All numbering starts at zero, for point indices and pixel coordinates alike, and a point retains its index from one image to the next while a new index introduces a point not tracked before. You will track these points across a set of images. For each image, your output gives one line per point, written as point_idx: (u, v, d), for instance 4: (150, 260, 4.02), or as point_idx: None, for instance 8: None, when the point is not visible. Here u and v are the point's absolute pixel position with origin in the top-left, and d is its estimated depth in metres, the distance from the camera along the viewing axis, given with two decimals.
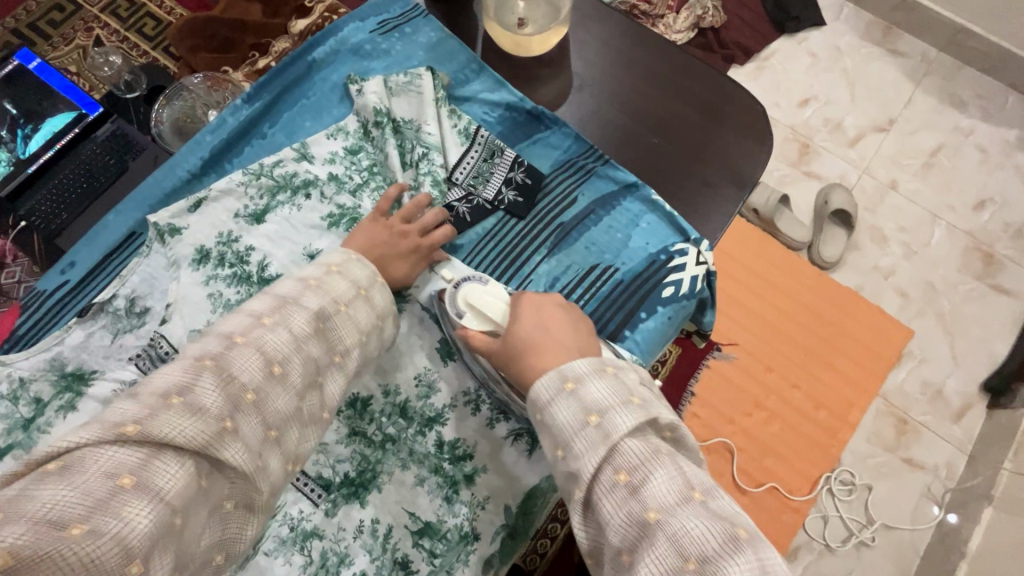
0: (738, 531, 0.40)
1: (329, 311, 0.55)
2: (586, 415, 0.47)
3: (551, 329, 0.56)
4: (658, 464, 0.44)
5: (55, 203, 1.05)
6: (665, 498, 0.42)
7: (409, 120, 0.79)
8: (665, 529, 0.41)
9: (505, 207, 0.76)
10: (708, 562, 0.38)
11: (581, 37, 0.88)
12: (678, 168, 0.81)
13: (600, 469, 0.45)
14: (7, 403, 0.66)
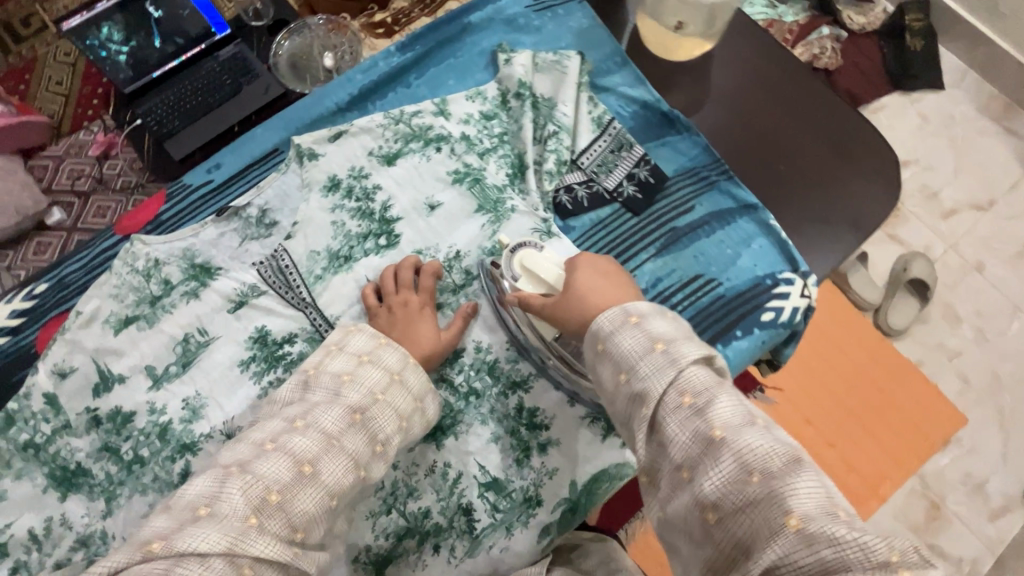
0: (799, 453, 0.41)
1: (365, 404, 0.56)
2: (652, 341, 0.47)
3: (607, 286, 0.56)
4: (721, 390, 0.44)
5: (170, 110, 1.13)
6: (704, 387, 0.44)
7: (548, 97, 0.81)
8: (732, 448, 0.41)
9: (623, 200, 0.78)
10: (774, 477, 0.39)
11: (726, 52, 0.88)
12: (797, 200, 0.81)
13: (666, 391, 0.45)
14: (141, 278, 0.73)
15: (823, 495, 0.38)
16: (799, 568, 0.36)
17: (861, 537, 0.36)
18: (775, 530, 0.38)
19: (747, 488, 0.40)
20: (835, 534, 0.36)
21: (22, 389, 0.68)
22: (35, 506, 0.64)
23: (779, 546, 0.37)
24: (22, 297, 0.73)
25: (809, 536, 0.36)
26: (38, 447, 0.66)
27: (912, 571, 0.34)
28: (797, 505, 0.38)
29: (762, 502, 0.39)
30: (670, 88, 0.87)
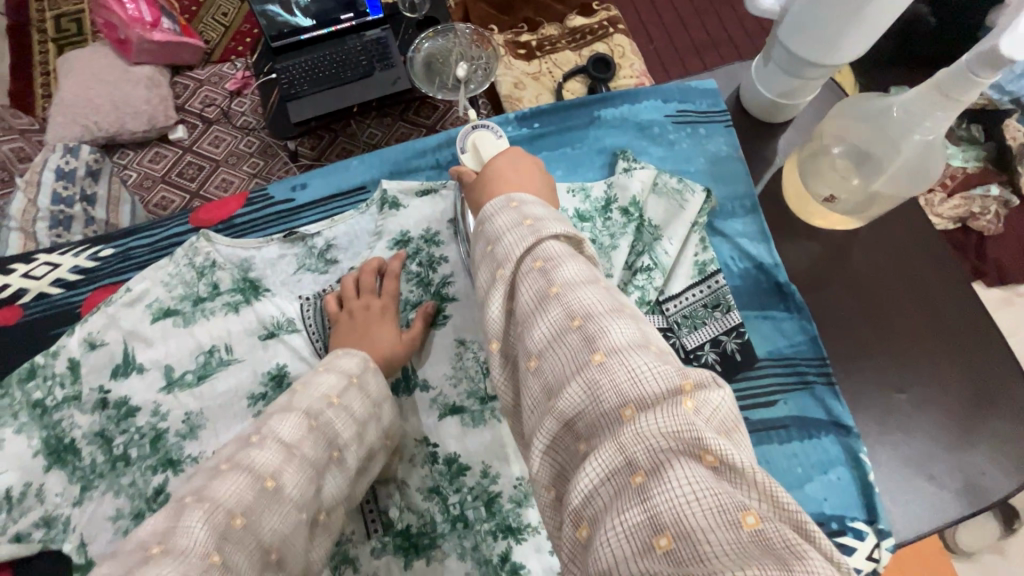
0: (624, 308, 0.38)
1: (317, 408, 0.53)
2: (522, 217, 0.43)
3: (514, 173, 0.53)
4: (572, 258, 0.41)
5: (304, 75, 1.32)
6: (572, 277, 0.39)
7: (655, 225, 0.72)
8: (563, 301, 0.38)
9: (698, 366, 0.68)
10: (591, 322, 0.36)
11: (875, 231, 0.76)
12: (900, 435, 0.68)
13: (519, 258, 0.41)
14: (194, 275, 0.73)
15: (638, 335, 0.36)
16: (601, 401, 0.33)
17: (654, 367, 0.33)
18: (581, 367, 0.35)
19: (569, 333, 0.36)
20: (636, 367, 0.33)
21: (55, 346, 0.70)
22: (20, 468, 0.63)
23: (588, 389, 0.34)
24: (87, 254, 0.75)
25: (611, 372, 0.33)
26: (46, 409, 0.66)
27: (696, 397, 0.32)
28: (607, 342, 0.35)
29: (574, 347, 0.36)
30: (794, 251, 0.76)
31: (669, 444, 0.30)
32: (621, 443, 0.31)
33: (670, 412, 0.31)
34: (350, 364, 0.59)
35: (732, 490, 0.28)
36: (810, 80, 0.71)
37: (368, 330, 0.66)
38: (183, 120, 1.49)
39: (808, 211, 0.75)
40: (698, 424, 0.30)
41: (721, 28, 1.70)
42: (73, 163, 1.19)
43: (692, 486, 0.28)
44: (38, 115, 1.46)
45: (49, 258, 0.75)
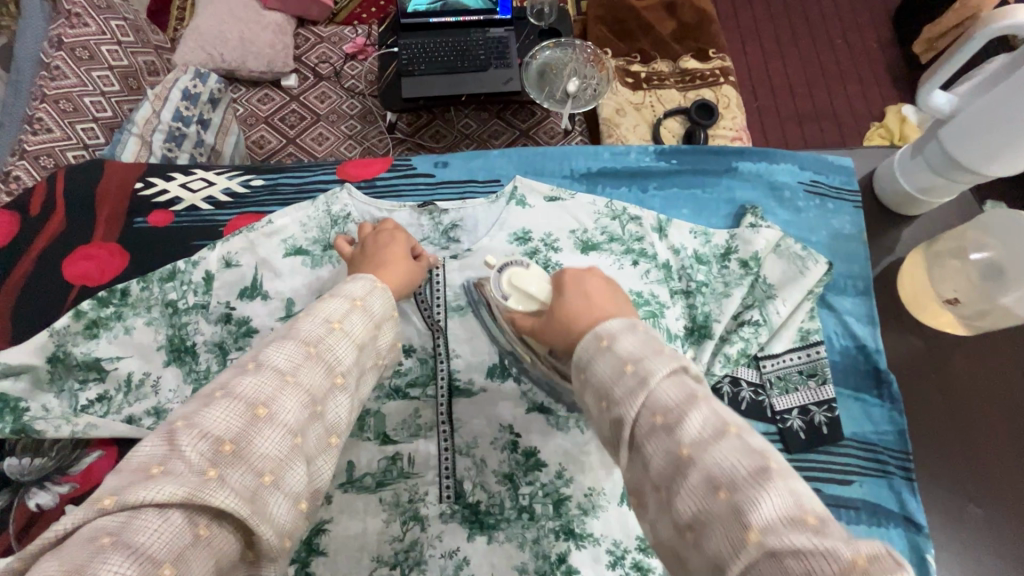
0: (769, 462, 0.33)
1: (318, 333, 0.48)
2: (597, 338, 0.41)
3: (586, 300, 0.48)
4: (674, 385, 0.37)
5: (423, 56, 1.38)
6: (699, 429, 0.34)
7: (770, 284, 0.74)
8: (662, 431, 0.35)
9: (783, 429, 0.70)
10: (738, 490, 0.31)
11: (987, 345, 0.76)
12: (972, 552, 0.68)
13: (636, 414, 0.37)
14: (328, 222, 0.78)
15: (796, 504, 0.30)
16: None
17: (826, 546, 0.28)
18: (737, 552, 0.30)
19: (711, 503, 0.32)
20: (800, 546, 0.28)
21: (195, 255, 0.75)
22: (143, 356, 0.71)
23: (688, 488, 0.33)
24: (240, 181, 0.82)
25: (780, 559, 0.28)
26: (177, 310, 0.73)
27: None
28: (759, 519, 0.30)
29: (683, 478, 0.34)
30: (898, 343, 0.76)
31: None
32: None
33: (807, 565, 0.27)
34: (355, 288, 0.53)
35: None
36: (950, 183, 0.73)
37: (382, 258, 0.63)
38: (296, 69, 1.57)
39: (922, 309, 0.76)
40: None
41: (827, 101, 1.71)
42: (199, 87, 1.24)
43: None
44: (169, 34, 1.56)
45: (205, 175, 0.82)
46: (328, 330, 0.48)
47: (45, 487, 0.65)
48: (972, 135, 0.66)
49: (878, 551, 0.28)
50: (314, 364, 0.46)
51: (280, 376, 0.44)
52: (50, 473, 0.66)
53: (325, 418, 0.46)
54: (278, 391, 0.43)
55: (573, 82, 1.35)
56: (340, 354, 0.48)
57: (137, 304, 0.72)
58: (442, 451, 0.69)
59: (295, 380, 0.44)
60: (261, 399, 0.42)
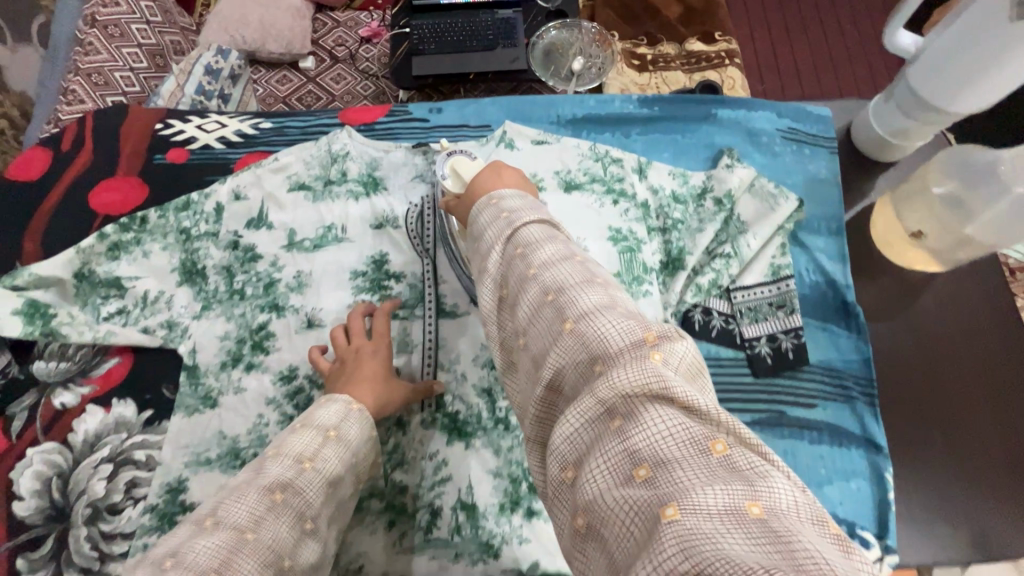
0: (594, 278, 0.41)
1: (290, 476, 0.52)
2: (500, 212, 0.48)
3: (494, 179, 0.55)
4: (550, 242, 0.44)
5: (432, 36, 1.44)
6: (548, 256, 0.42)
7: (742, 221, 0.77)
8: (539, 281, 0.41)
9: (750, 355, 0.73)
10: (563, 294, 0.39)
11: (959, 283, 0.78)
12: (931, 474, 0.70)
13: (502, 248, 0.45)
14: (328, 161, 0.84)
15: (606, 299, 0.39)
16: (575, 362, 0.36)
17: (617, 325, 0.36)
18: (556, 338, 0.38)
19: (544, 307, 0.40)
20: (603, 328, 0.36)
21: (208, 188, 0.82)
22: (159, 276, 0.77)
23: (529, 300, 0.41)
24: (250, 124, 0.88)
25: (586, 336, 0.36)
26: (189, 236, 0.79)
27: (660, 349, 0.34)
28: (576, 311, 0.38)
29: (549, 320, 0.39)
30: (873, 282, 0.79)
31: (639, 390, 0.32)
32: (593, 391, 0.34)
33: (635, 368, 0.33)
34: (327, 417, 0.58)
35: (696, 428, 0.31)
36: (924, 125, 0.75)
37: (356, 374, 0.65)
38: (314, 51, 1.64)
39: (891, 246, 0.79)
40: (665, 375, 0.32)
41: (834, 87, 1.71)
42: (221, 63, 1.31)
43: (666, 425, 0.31)
44: (196, 17, 1.65)
45: (219, 118, 0.89)
46: (299, 471, 0.52)
47: (69, 387, 0.72)
48: (939, 69, 0.69)
49: (687, 348, 0.35)
50: (278, 515, 0.49)
51: (238, 535, 0.47)
52: (74, 375, 0.73)
53: (297, 565, 0.50)
54: (231, 554, 0.45)
55: (577, 61, 1.39)
56: (309, 494, 0.52)
57: (154, 231, 0.79)
58: (425, 366, 0.74)
59: (254, 537, 0.47)
60: (213, 566, 0.44)
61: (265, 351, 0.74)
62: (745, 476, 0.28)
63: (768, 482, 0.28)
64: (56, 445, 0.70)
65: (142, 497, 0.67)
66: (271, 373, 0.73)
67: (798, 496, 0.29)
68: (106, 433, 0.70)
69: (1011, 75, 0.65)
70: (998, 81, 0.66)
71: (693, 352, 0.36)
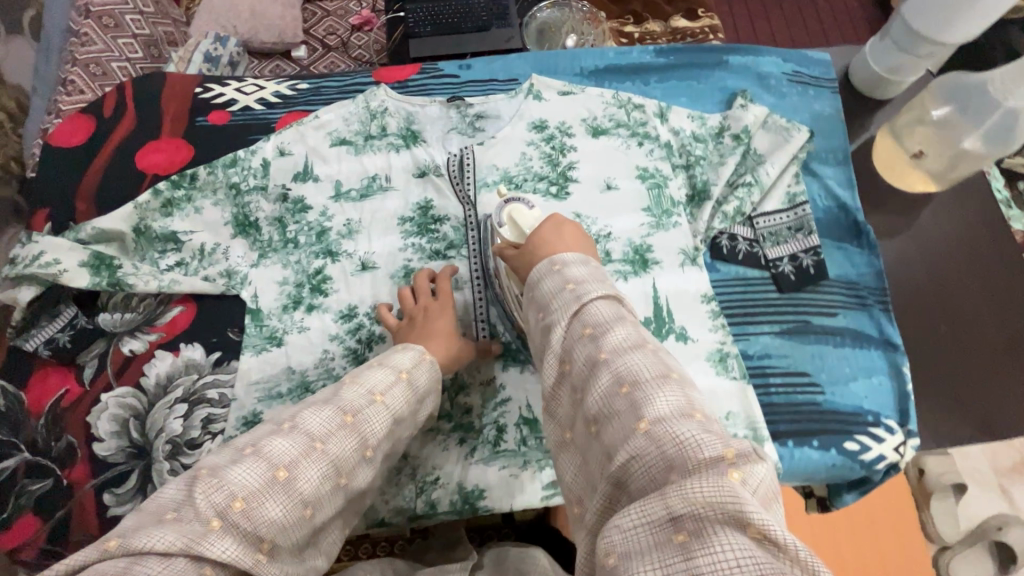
0: (671, 372, 0.42)
1: (361, 403, 0.49)
2: (564, 283, 0.49)
3: (558, 236, 0.59)
4: (620, 322, 0.45)
5: (427, 19, 1.45)
6: (619, 342, 0.43)
7: (759, 153, 0.84)
8: (611, 368, 0.42)
9: (775, 273, 0.80)
10: (638, 389, 0.40)
11: (954, 201, 0.86)
12: (942, 368, 0.78)
13: (569, 323, 0.47)
14: (367, 118, 0.88)
15: (684, 402, 0.40)
16: (646, 464, 0.37)
17: (699, 436, 0.37)
18: (628, 435, 0.39)
19: (615, 398, 0.41)
20: (680, 433, 0.37)
21: (253, 146, 0.85)
22: (213, 230, 0.80)
23: (602, 386, 0.42)
24: (286, 86, 0.91)
25: (661, 441, 0.37)
26: (240, 191, 0.82)
27: (740, 468, 0.35)
28: (652, 412, 0.39)
29: (623, 413, 0.40)
30: (880, 205, 0.86)
31: (715, 512, 0.32)
32: (663, 496, 0.34)
33: (712, 483, 0.33)
34: (403, 360, 0.56)
35: (773, 561, 0.30)
36: (916, 59, 0.83)
37: (429, 330, 0.68)
38: (305, 40, 1.57)
39: (894, 170, 0.87)
40: (743, 494, 0.32)
41: None
42: (220, 50, 1.35)
43: (735, 553, 0.31)
44: None
45: (255, 82, 0.92)
46: (369, 402, 0.50)
47: (138, 334, 0.75)
48: (928, 9, 0.77)
49: (765, 472, 0.36)
50: (347, 434, 0.47)
51: (309, 442, 0.45)
52: (140, 324, 0.75)
53: (351, 488, 0.48)
54: (302, 456, 0.44)
55: (569, 38, 1.44)
56: (372, 426, 0.49)
57: (204, 187, 0.82)
58: (477, 302, 0.77)
59: (323, 448, 0.45)
60: (283, 461, 0.43)
61: (324, 294, 0.78)
62: None
63: None
64: (130, 389, 0.72)
65: (219, 430, 0.70)
66: (332, 313, 0.77)
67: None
68: (177, 375, 0.73)
69: (988, 10, 0.74)
70: (978, 17, 0.75)
71: (771, 476, 0.36)
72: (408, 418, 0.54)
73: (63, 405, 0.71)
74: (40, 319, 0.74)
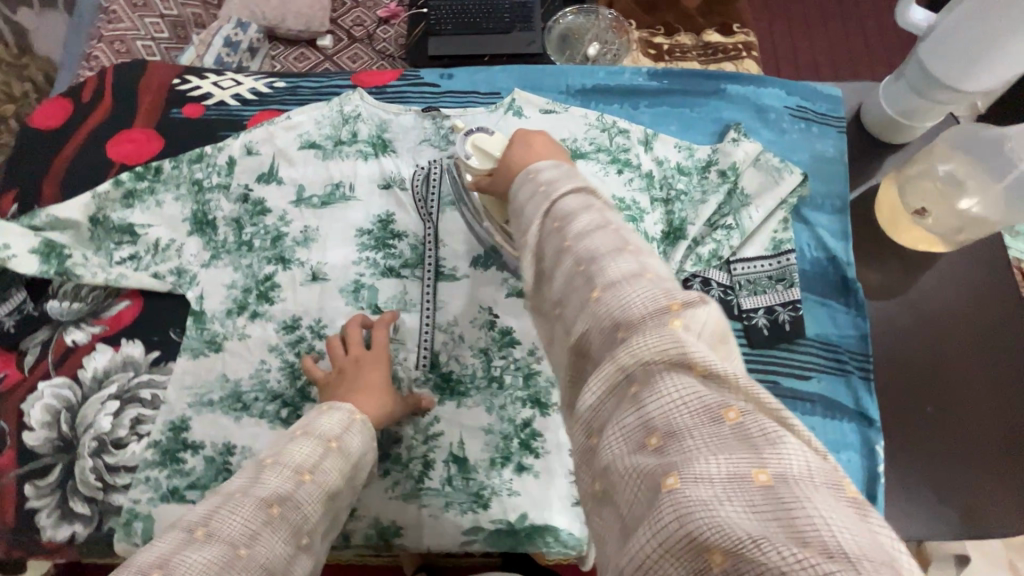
0: (625, 244, 0.37)
1: (285, 491, 0.47)
2: (536, 188, 0.43)
3: (531, 149, 0.52)
4: (586, 211, 0.39)
5: (449, 17, 1.41)
6: (583, 230, 0.38)
7: (747, 193, 0.78)
8: (571, 253, 0.37)
9: (747, 326, 0.74)
10: (593, 264, 0.35)
11: (959, 265, 0.78)
12: (924, 451, 0.70)
13: (539, 221, 0.40)
14: (339, 122, 0.85)
15: (636, 265, 0.35)
16: (599, 333, 0.33)
17: (647, 295, 0.32)
18: (583, 307, 0.35)
19: (572, 279, 0.36)
20: (628, 297, 0.33)
21: (221, 143, 0.84)
22: (171, 225, 0.79)
23: (560, 272, 0.37)
24: (264, 83, 0.89)
25: (612, 309, 0.33)
26: (202, 188, 0.81)
27: (683, 316, 0.31)
28: (604, 279, 0.35)
29: (578, 290, 0.36)
30: (876, 263, 0.79)
31: (661, 361, 0.29)
32: (614, 362, 0.31)
33: (654, 334, 0.30)
34: (329, 426, 0.54)
35: (723, 400, 0.28)
36: (935, 106, 0.75)
37: (362, 383, 0.65)
38: (331, 30, 1.48)
39: (896, 226, 0.78)
40: (689, 346, 0.29)
41: None
42: (240, 36, 1.31)
43: (685, 397, 0.28)
44: None
45: (235, 76, 0.91)
46: (297, 484, 0.48)
47: (81, 326, 0.74)
48: (946, 54, 0.70)
49: (716, 316, 0.32)
50: (273, 530, 0.45)
51: (231, 552, 0.42)
52: (86, 314, 0.75)
53: None
54: (225, 571, 0.41)
55: (592, 45, 1.35)
56: (306, 510, 0.48)
57: (168, 181, 0.81)
58: (423, 326, 0.74)
59: (247, 555, 0.42)
60: None
61: (270, 301, 0.76)
62: (755, 446, 0.25)
63: (784, 454, 0.25)
64: (66, 380, 0.72)
65: (146, 433, 0.69)
66: (276, 323, 0.75)
67: (817, 461, 0.25)
68: (114, 371, 0.73)
69: (1014, 60, 0.66)
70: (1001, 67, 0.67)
71: (723, 316, 0.32)
72: (343, 489, 0.53)
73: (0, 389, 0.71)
74: None
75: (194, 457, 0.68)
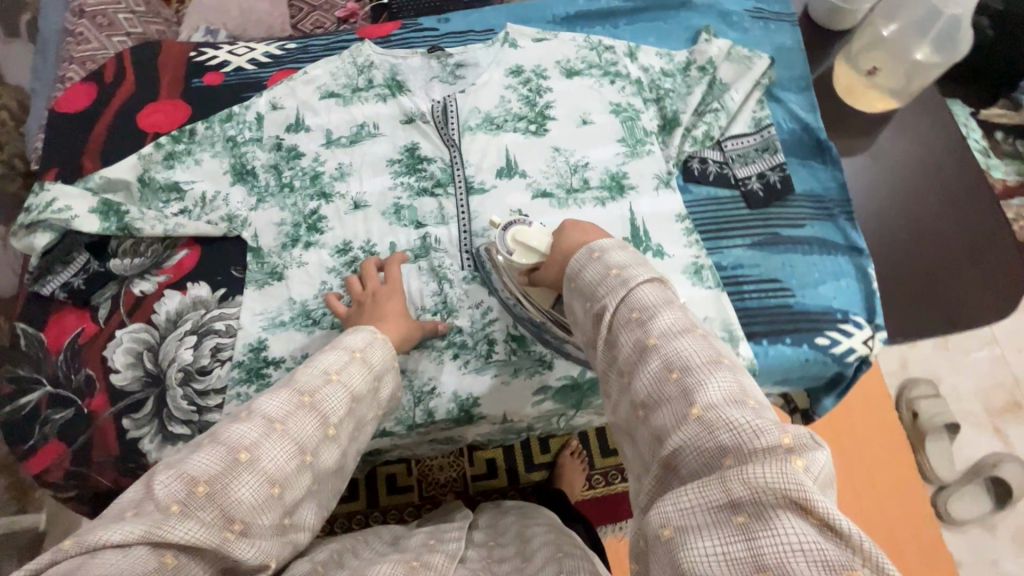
0: (721, 357, 0.41)
1: (314, 381, 0.51)
2: (607, 268, 0.48)
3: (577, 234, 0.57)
4: (667, 306, 0.44)
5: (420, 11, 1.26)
6: (668, 327, 0.43)
7: (724, 83, 0.90)
8: (661, 353, 0.42)
9: (744, 191, 0.85)
10: (689, 374, 0.40)
11: (907, 119, 0.91)
12: (908, 269, 0.82)
13: (616, 307, 0.45)
14: (354, 72, 0.92)
15: (738, 389, 0.39)
16: (699, 450, 0.37)
17: (756, 424, 0.36)
18: (680, 421, 0.38)
19: (665, 383, 0.40)
20: (732, 420, 0.37)
21: (246, 102, 0.90)
22: (212, 179, 0.85)
23: (650, 371, 0.41)
24: (275, 47, 0.96)
25: (714, 430, 0.37)
26: (236, 143, 0.87)
27: (803, 456, 0.34)
28: (704, 399, 0.38)
29: (674, 400, 0.40)
30: (837, 129, 0.91)
31: (776, 497, 0.32)
32: (723, 480, 0.34)
33: (773, 468, 0.33)
34: (354, 340, 0.57)
35: (836, 549, 0.31)
36: None
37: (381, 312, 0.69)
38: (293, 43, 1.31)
39: (855, 93, 0.91)
40: (807, 483, 0.32)
41: None
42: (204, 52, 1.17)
43: (798, 538, 0.31)
44: None
45: (246, 44, 0.97)
46: (325, 381, 0.51)
47: (147, 277, 0.80)
48: None
49: (826, 457, 0.35)
50: (306, 414, 0.49)
51: (267, 424, 0.46)
52: (149, 267, 0.80)
53: (318, 466, 0.49)
54: (263, 436, 0.46)
55: None
56: (331, 404, 0.51)
57: (202, 141, 0.87)
58: (462, 234, 0.82)
59: (282, 428, 0.47)
60: (243, 444, 0.45)
61: (320, 231, 0.83)
62: None
63: None
64: (142, 325, 0.77)
65: (228, 357, 0.75)
66: (329, 248, 0.81)
67: None
68: (186, 311, 0.78)
69: None
70: None
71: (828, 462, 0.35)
72: (369, 395, 0.56)
73: (80, 342, 0.76)
74: (54, 267, 0.79)
75: (277, 370, 0.74)
